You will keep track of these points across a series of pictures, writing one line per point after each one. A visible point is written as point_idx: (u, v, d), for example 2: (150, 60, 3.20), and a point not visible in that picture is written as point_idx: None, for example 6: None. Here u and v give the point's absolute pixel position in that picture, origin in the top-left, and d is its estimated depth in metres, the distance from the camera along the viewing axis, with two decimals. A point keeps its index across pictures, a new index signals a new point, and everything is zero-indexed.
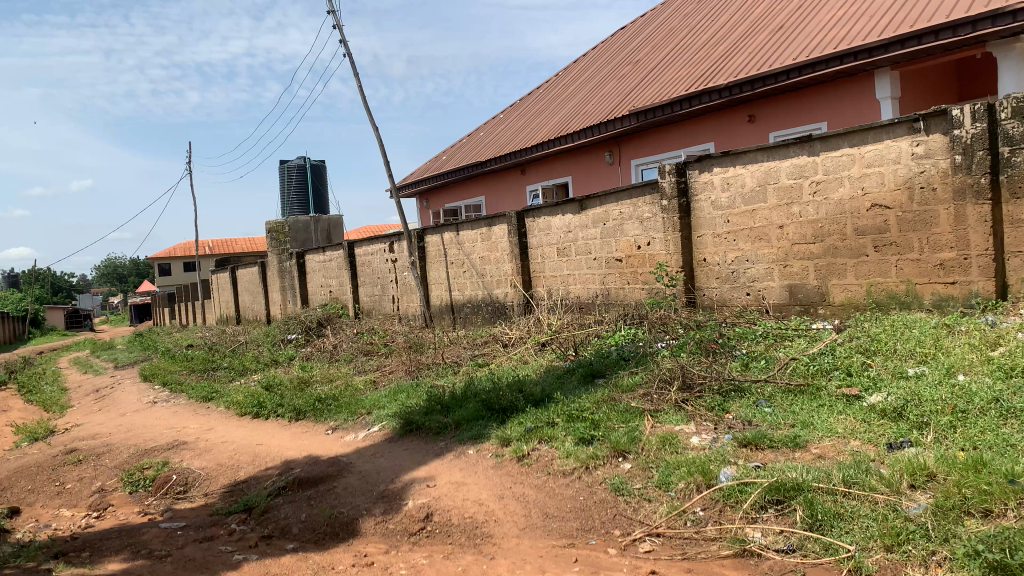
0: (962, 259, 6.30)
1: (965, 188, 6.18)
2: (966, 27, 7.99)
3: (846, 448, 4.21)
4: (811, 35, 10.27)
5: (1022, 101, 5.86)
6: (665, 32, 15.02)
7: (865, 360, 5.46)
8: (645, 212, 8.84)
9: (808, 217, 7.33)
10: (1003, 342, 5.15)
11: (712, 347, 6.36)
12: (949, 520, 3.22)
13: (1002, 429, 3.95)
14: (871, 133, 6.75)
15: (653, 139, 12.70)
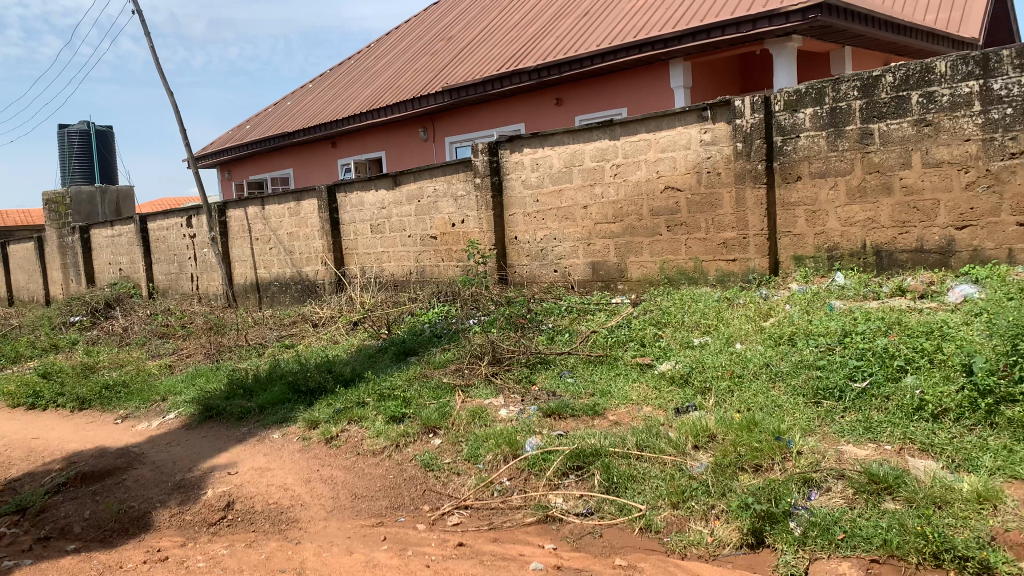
0: (742, 238, 6.90)
1: (745, 173, 6.76)
2: (747, 24, 8.70)
3: (639, 414, 4.52)
4: (613, 22, 10.75)
5: (792, 95, 6.54)
6: (477, 10, 15.14)
7: (657, 331, 5.85)
8: (458, 190, 8.90)
9: (609, 198, 7.71)
10: (774, 313, 5.71)
11: (520, 322, 6.55)
12: (726, 476, 3.55)
13: (771, 392, 4.41)
14: (665, 120, 7.19)
15: (466, 117, 12.80)
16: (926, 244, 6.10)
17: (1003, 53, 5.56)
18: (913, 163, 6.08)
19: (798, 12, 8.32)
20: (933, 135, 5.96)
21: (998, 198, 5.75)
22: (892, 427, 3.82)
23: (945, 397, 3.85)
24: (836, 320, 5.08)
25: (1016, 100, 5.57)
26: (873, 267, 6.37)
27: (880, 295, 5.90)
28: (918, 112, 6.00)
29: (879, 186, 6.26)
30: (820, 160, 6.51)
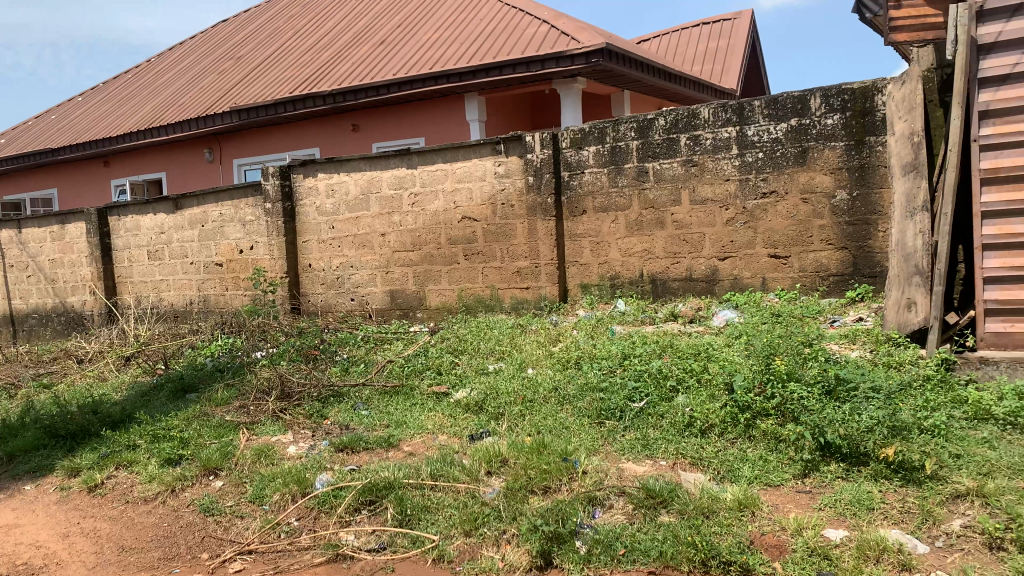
0: (533, 267, 7.16)
1: (536, 206, 7.06)
2: (536, 64, 9.13)
3: (434, 443, 4.51)
4: (409, 53, 10.85)
5: (578, 133, 6.94)
6: (268, 30, 14.69)
7: (453, 359, 5.89)
8: (246, 215, 8.50)
9: (406, 226, 7.71)
10: (562, 338, 5.97)
11: (312, 354, 6.34)
12: (517, 499, 3.63)
13: (560, 415, 4.58)
14: (460, 151, 7.33)
15: (257, 139, 12.32)
16: (695, 273, 6.67)
17: (754, 103, 6.24)
18: (683, 200, 6.63)
19: (582, 55, 8.87)
20: (699, 175, 6.55)
21: (754, 232, 6.41)
22: (666, 443, 4.10)
23: (711, 413, 4.21)
24: (617, 344, 5.40)
25: (766, 146, 6.27)
26: (650, 294, 6.86)
27: (656, 320, 6.36)
28: (686, 153, 6.57)
29: (654, 221, 6.77)
30: (602, 195, 6.94)
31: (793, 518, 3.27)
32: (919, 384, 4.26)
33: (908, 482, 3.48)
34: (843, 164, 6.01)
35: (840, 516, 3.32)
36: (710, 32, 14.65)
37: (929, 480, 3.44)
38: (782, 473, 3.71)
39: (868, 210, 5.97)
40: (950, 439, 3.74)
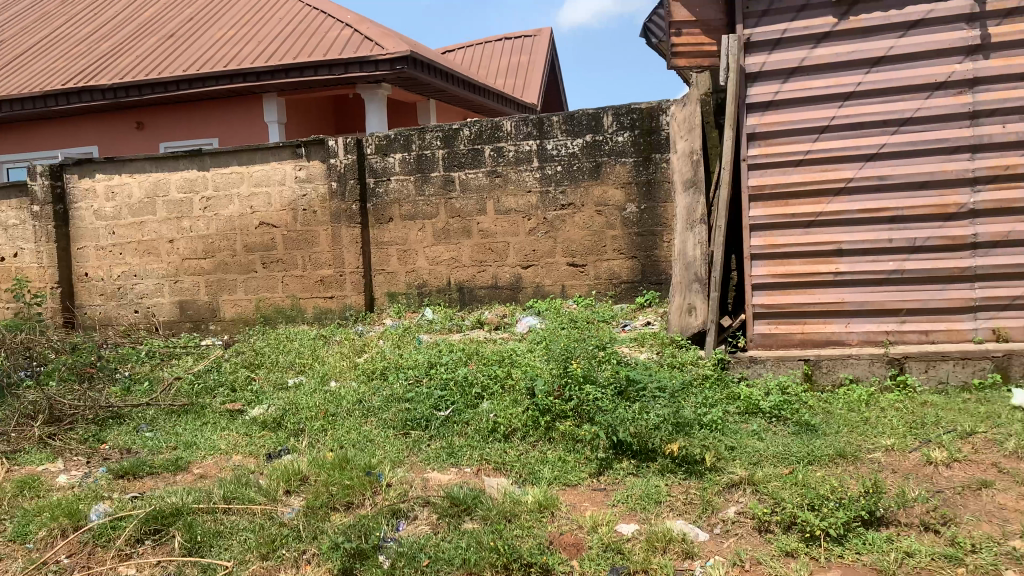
0: (337, 276, 6.99)
1: (340, 212, 6.91)
2: (339, 68, 8.95)
3: (228, 464, 4.25)
4: (202, 48, 10.23)
5: (382, 140, 6.88)
6: (36, 14, 13.28)
7: (249, 374, 5.59)
8: (8, 219, 7.61)
9: (199, 232, 7.24)
10: (367, 349, 5.88)
11: (88, 372, 5.77)
12: (318, 518, 3.51)
13: (363, 427, 4.49)
14: (258, 153, 7.01)
15: (22, 134, 11.08)
16: (499, 281, 6.81)
17: (553, 118, 6.51)
18: (487, 210, 6.76)
19: (386, 62, 8.81)
20: (502, 185, 6.71)
21: (554, 241, 6.66)
22: (470, 450, 4.15)
23: (514, 418, 4.33)
24: (422, 353, 5.39)
25: (564, 159, 6.54)
26: (457, 303, 6.93)
27: (462, 328, 6.43)
28: (490, 163, 6.71)
29: (460, 229, 6.84)
30: (408, 203, 6.91)
31: (589, 516, 3.42)
32: (699, 382, 4.63)
33: (690, 474, 3.76)
34: (633, 179, 6.41)
35: (631, 511, 3.52)
36: (512, 47, 15.11)
37: (709, 471, 3.73)
38: (579, 473, 3.87)
39: (656, 222, 6.41)
40: (725, 432, 4.10)
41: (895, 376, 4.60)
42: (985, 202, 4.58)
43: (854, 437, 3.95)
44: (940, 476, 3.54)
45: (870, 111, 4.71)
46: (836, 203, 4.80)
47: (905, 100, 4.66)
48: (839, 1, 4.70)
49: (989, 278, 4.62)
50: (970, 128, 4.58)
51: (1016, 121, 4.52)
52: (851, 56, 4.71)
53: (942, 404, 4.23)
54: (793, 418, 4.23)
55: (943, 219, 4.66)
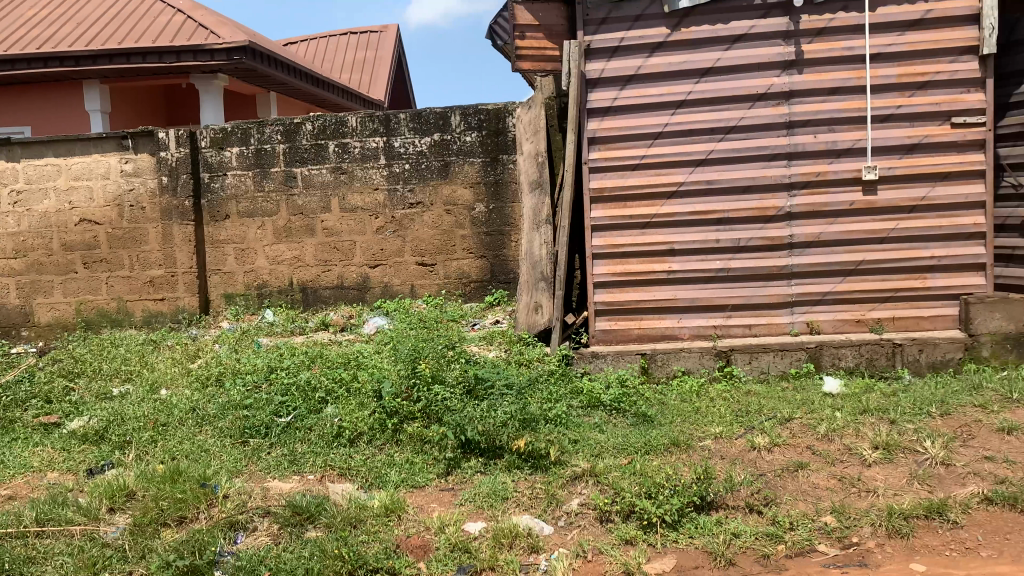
0: (169, 276, 6.62)
1: (171, 209, 6.56)
2: (170, 55, 8.42)
3: (42, 483, 3.88)
4: (9, 27, 9.30)
5: (218, 133, 6.56)
6: None
7: (67, 385, 5.13)
8: None
9: (7, 229, 6.58)
10: (202, 354, 5.57)
11: None
12: (146, 536, 3.28)
13: (197, 437, 4.25)
14: (76, 144, 6.48)
15: None
16: (345, 281, 6.66)
17: (399, 116, 6.44)
18: (332, 208, 6.59)
19: (223, 52, 8.38)
20: (347, 183, 6.56)
21: (401, 241, 6.59)
22: (314, 456, 4.03)
23: (359, 422, 4.24)
24: (262, 357, 5.17)
25: (411, 157, 6.49)
26: (300, 303, 6.72)
27: (307, 330, 6.24)
28: (334, 160, 6.55)
29: (303, 227, 6.63)
30: (247, 199, 6.62)
31: (436, 517, 3.40)
32: (544, 378, 4.74)
33: (536, 469, 3.83)
34: (481, 178, 6.46)
35: (478, 509, 3.54)
36: (357, 42, 14.81)
37: (553, 466, 3.82)
38: (426, 474, 3.85)
39: (503, 222, 6.49)
40: (569, 426, 4.22)
41: (723, 368, 4.91)
42: (799, 206, 4.97)
43: (687, 427, 4.17)
44: (763, 460, 3.80)
45: (699, 119, 4.99)
46: (669, 205, 5.05)
47: (730, 110, 4.97)
48: (671, 13, 4.94)
49: (803, 276, 5.02)
50: (786, 137, 4.95)
51: (825, 132, 4.94)
52: (682, 67, 4.97)
53: (764, 393, 4.56)
54: (631, 410, 4.42)
55: (764, 221, 5.01)
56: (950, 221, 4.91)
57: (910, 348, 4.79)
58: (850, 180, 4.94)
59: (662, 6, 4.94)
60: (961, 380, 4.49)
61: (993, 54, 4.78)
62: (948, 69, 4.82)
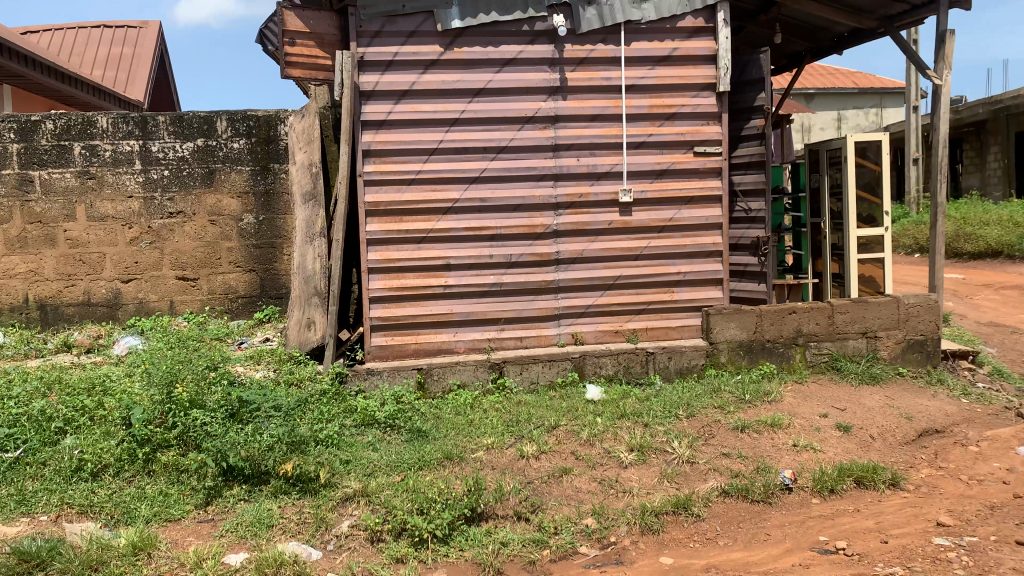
0: None
1: None
2: None
3: None
4: None
5: None
6: None
7: None
8: None
9: None
10: None
11: None
12: None
13: None
14: None
15: None
16: (93, 297, 6.10)
17: (158, 118, 6.01)
18: (77, 216, 6.01)
19: None
20: (95, 189, 6.00)
21: (159, 253, 6.13)
22: (48, 494, 3.58)
23: (104, 453, 3.84)
24: None
25: (171, 163, 6.07)
26: (37, 323, 6.06)
27: (44, 352, 5.56)
28: (80, 163, 5.96)
29: (42, 237, 6.00)
30: None
31: (192, 551, 3.14)
32: (316, 398, 4.57)
33: (304, 493, 3.69)
34: (249, 188, 6.19)
35: (240, 540, 3.32)
36: (113, 36, 13.56)
37: (323, 488, 3.69)
38: (183, 506, 3.57)
39: (274, 234, 6.27)
40: (340, 446, 4.11)
41: (496, 379, 5.03)
42: (564, 225, 5.23)
43: (460, 439, 4.22)
44: (531, 468, 3.93)
45: (472, 137, 5.10)
46: (444, 221, 5.11)
47: (502, 131, 5.13)
48: (444, 32, 5.01)
49: (569, 290, 5.29)
50: (552, 159, 5.20)
51: (587, 156, 5.25)
52: (455, 85, 5.05)
53: (533, 402, 4.73)
54: (405, 426, 4.39)
55: (533, 238, 5.22)
56: (694, 240, 5.40)
57: (661, 356, 5.20)
58: (608, 202, 5.29)
59: (435, 25, 5.01)
60: (704, 385, 4.94)
61: (727, 92, 5.35)
62: (691, 103, 5.32)
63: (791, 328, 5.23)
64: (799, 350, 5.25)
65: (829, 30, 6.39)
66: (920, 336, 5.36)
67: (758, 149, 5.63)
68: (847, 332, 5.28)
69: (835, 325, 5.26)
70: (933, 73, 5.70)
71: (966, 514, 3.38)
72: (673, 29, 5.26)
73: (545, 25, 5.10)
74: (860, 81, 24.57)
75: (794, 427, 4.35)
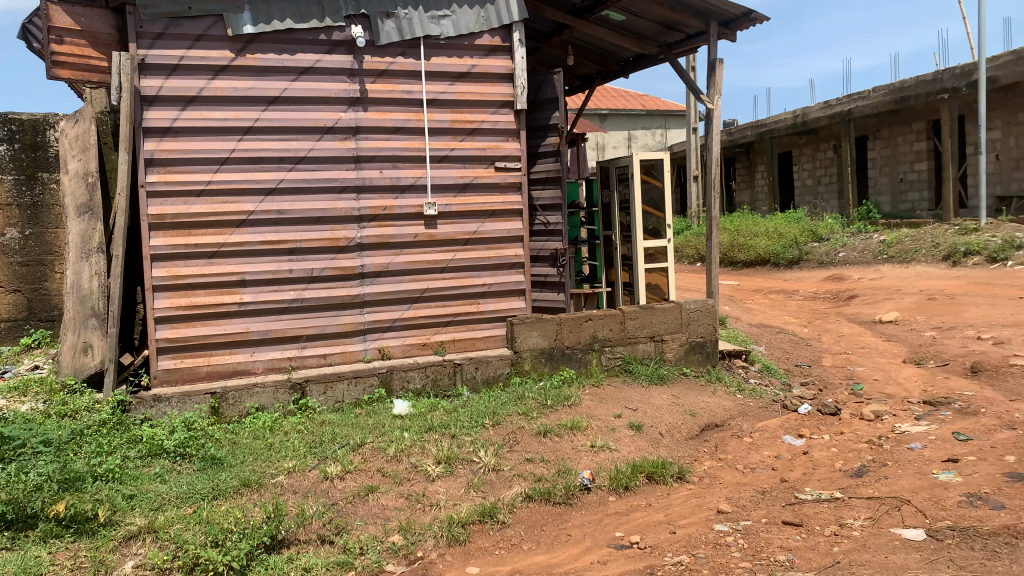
0: None
1: None
2: None
3: None
4: None
5: None
6: None
7: None
8: None
9: None
10: None
11: None
12: None
13: None
14: None
15: None
16: None
17: None
18: None
19: None
20: None
21: None
22: None
23: None
24: None
25: None
26: None
27: None
28: None
29: None
30: None
31: None
32: (94, 430, 4.16)
33: (78, 535, 3.32)
34: (12, 201, 5.69)
35: None
36: None
37: (102, 528, 3.36)
38: None
39: (42, 250, 5.79)
40: (123, 481, 3.77)
41: (298, 401, 4.84)
42: (368, 238, 5.16)
43: (258, 465, 4.02)
44: (335, 489, 3.82)
45: (268, 147, 4.90)
46: (238, 235, 4.86)
47: (300, 141, 4.98)
48: (235, 37, 4.79)
49: (374, 304, 5.22)
50: (354, 171, 5.12)
51: (389, 168, 5.21)
52: (248, 93, 4.83)
53: (338, 422, 4.60)
54: (198, 454, 4.12)
55: (335, 251, 5.10)
56: (496, 252, 5.52)
57: (468, 366, 5.25)
58: (412, 215, 5.28)
59: (225, 29, 4.77)
60: (508, 393, 5.05)
61: (524, 109, 5.55)
62: (490, 119, 5.45)
63: (587, 334, 5.48)
64: (596, 355, 5.52)
65: (616, 54, 6.81)
66: (700, 338, 5.81)
67: (554, 165, 5.89)
68: (638, 336, 5.62)
69: (627, 330, 5.58)
70: (706, 98, 6.23)
71: (742, 500, 3.70)
72: (471, 46, 5.37)
73: (343, 35, 5.03)
74: (648, 104, 26.43)
75: (592, 429, 4.56)
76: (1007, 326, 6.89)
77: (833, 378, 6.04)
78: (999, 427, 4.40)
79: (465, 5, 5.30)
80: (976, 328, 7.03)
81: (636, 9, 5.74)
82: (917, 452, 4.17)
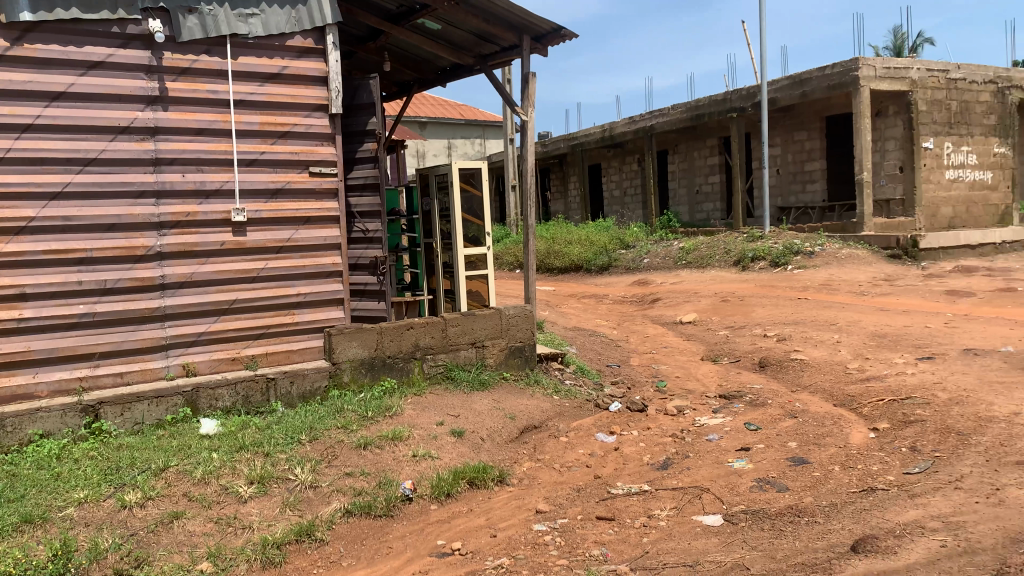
0: None
1: None
2: None
3: None
4: None
5: None
6: None
7: None
8: None
9: None
10: None
11: None
12: None
13: None
14: None
15: None
16: None
17: None
18: None
19: None
20: None
21: None
22: None
23: None
24: None
25: None
26: None
27: None
28: None
29: None
30: None
31: None
32: None
33: None
34: None
35: None
36: None
37: None
38: None
39: None
40: None
41: (90, 425, 4.42)
42: (169, 246, 4.83)
43: (43, 498, 3.62)
44: (134, 519, 3.52)
45: (52, 147, 4.46)
46: (15, 244, 4.38)
47: (90, 140, 4.57)
48: (9, 25, 4.31)
49: (178, 317, 4.88)
50: (153, 175, 4.77)
51: (193, 172, 4.90)
52: (26, 86, 4.37)
53: (137, 445, 4.25)
54: None
55: (132, 261, 4.72)
56: (312, 260, 5.35)
57: (282, 381, 5.03)
58: (219, 221, 5.00)
59: None
60: (326, 406, 4.90)
61: (340, 114, 5.42)
62: (303, 123, 5.27)
63: (409, 343, 5.44)
64: (416, 363, 5.48)
65: (433, 62, 6.84)
66: (519, 343, 5.93)
67: (372, 171, 5.81)
68: (458, 343, 5.64)
69: (448, 337, 5.59)
70: (521, 110, 6.39)
71: (559, 499, 3.82)
72: (282, 47, 5.18)
73: (138, 29, 4.68)
74: (466, 113, 26.80)
75: (413, 438, 4.52)
76: (788, 324, 7.64)
77: (641, 377, 6.40)
78: (782, 416, 4.86)
79: (275, 5, 5.10)
80: (762, 326, 7.72)
81: (451, 20, 5.79)
82: (714, 443, 4.50)
